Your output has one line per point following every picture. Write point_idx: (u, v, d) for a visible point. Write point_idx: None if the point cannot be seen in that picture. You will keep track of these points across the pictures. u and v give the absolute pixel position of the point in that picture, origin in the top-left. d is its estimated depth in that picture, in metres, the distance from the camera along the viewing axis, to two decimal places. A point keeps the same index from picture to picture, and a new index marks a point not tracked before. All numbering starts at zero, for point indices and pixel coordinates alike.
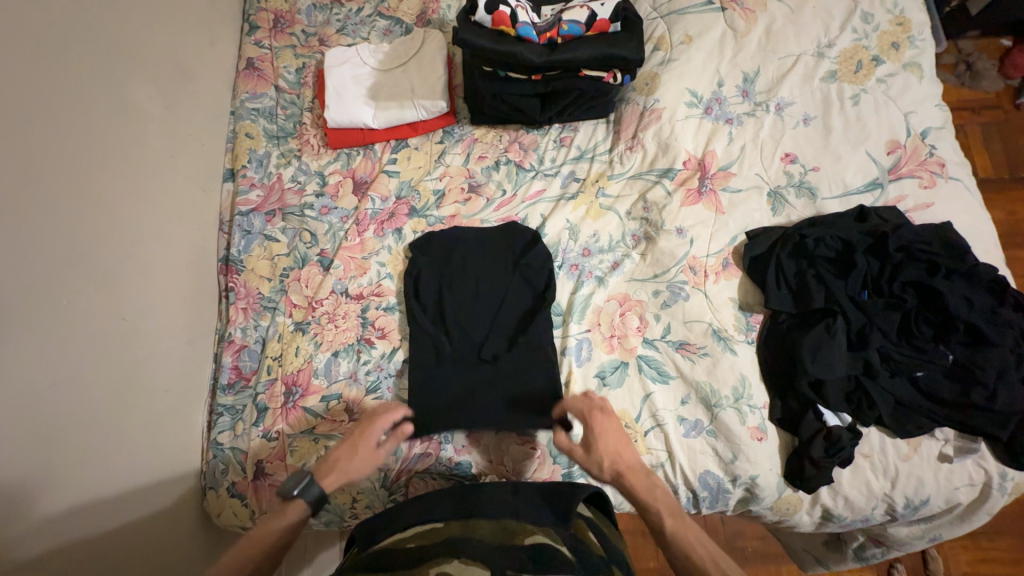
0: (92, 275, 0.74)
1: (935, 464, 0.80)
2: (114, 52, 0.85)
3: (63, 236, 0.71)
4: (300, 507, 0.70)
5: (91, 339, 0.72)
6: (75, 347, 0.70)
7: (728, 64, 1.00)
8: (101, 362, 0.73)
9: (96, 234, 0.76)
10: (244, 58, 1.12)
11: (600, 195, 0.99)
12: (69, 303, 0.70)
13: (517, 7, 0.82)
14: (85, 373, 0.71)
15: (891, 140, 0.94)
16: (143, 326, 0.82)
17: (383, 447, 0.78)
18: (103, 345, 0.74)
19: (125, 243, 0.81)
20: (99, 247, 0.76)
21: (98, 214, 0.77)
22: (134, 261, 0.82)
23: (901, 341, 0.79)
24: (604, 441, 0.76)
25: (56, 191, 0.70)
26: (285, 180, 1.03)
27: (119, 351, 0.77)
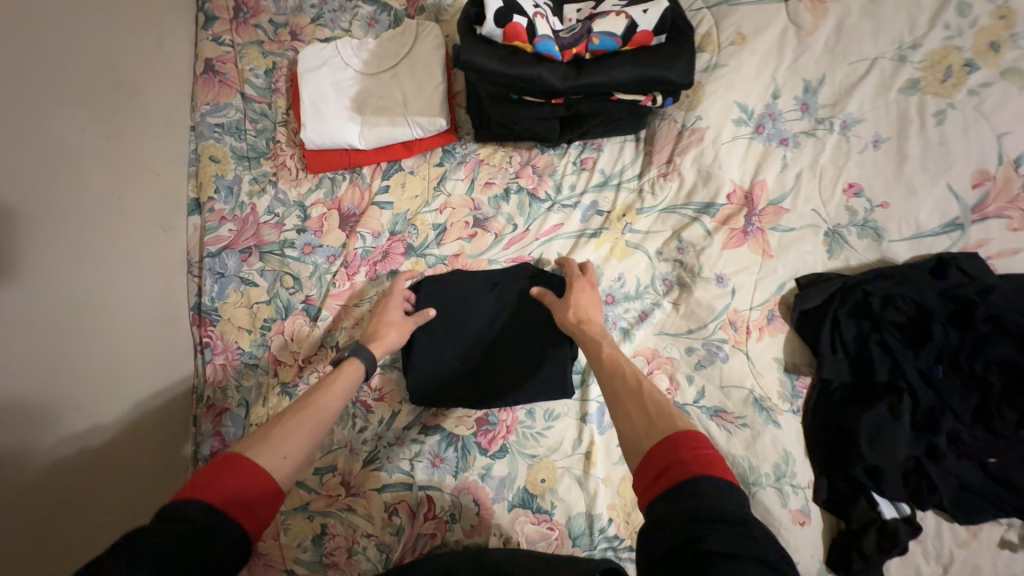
0: (41, 363, 0.64)
1: (995, 551, 0.73)
2: (31, 75, 0.68)
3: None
4: (357, 368, 0.72)
5: (33, 441, 0.63)
6: (13, 458, 0.60)
7: (786, 71, 0.82)
8: (47, 465, 0.64)
9: (30, 315, 0.64)
10: (202, 58, 0.94)
11: (627, 231, 0.85)
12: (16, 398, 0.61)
13: (536, 16, 0.65)
14: (27, 481, 0.61)
15: (980, 170, 0.78)
16: (99, 409, 0.72)
17: (415, 318, 0.82)
18: (49, 446, 0.64)
19: (71, 317, 0.69)
20: (39, 327, 0.65)
21: (27, 289, 0.64)
22: (83, 335, 0.70)
23: (974, 424, 0.70)
24: (581, 287, 0.79)
25: None
26: (260, 213, 0.88)
27: (71, 447, 0.67)
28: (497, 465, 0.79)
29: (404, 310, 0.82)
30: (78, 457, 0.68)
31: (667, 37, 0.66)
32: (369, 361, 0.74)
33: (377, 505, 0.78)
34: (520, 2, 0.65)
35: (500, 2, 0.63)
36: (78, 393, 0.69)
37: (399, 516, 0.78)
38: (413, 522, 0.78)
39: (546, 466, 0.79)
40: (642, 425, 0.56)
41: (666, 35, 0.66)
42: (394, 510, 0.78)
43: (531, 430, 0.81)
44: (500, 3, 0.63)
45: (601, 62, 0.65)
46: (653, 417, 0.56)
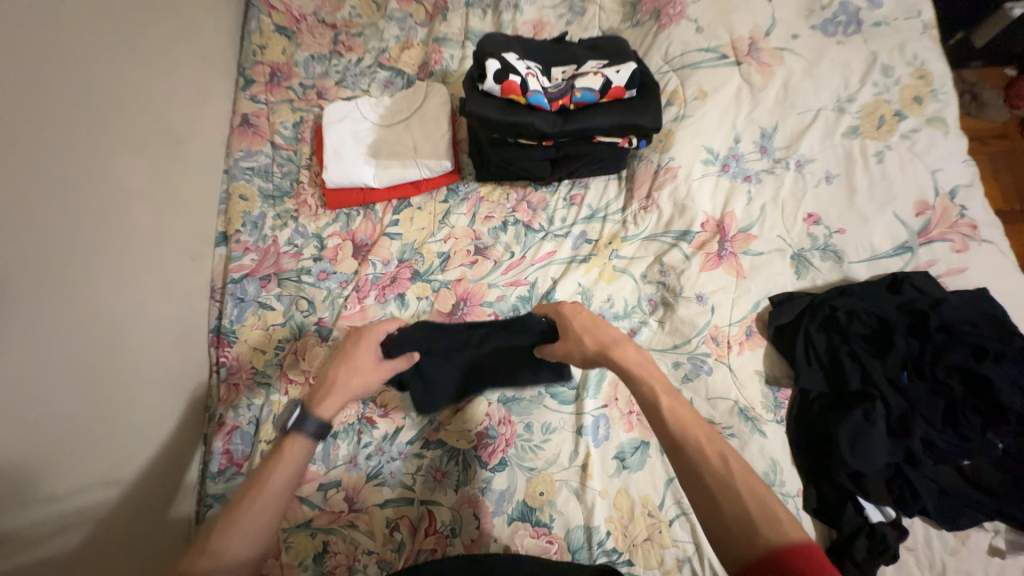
0: (79, 368, 0.70)
1: (985, 560, 0.73)
2: (99, 125, 0.78)
3: (30, 339, 0.63)
4: (302, 445, 0.68)
5: (54, 448, 0.65)
6: (39, 452, 0.63)
7: (745, 120, 0.96)
8: (58, 475, 0.65)
9: (72, 324, 0.70)
10: (239, 113, 1.07)
11: (614, 257, 0.94)
12: (55, 400, 0.66)
13: (528, 75, 0.77)
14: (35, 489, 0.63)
15: (919, 200, 0.89)
16: (115, 424, 0.74)
17: (387, 364, 0.80)
18: (62, 459, 0.66)
19: (99, 333, 0.74)
20: (85, 334, 0.71)
21: (82, 300, 0.72)
22: (108, 350, 0.75)
23: (947, 429, 0.73)
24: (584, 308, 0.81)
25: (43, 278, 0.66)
26: (281, 244, 0.97)
27: (78, 463, 0.68)
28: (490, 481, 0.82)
29: (377, 354, 0.80)
30: (104, 458, 0.72)
31: (638, 91, 0.79)
32: (317, 427, 0.70)
33: (379, 520, 0.80)
34: (514, 64, 0.77)
35: (498, 64, 0.76)
36: (101, 405, 0.72)
37: (400, 532, 0.80)
38: (414, 538, 0.79)
39: (542, 480, 0.82)
40: (733, 521, 0.54)
41: (637, 88, 0.79)
42: (395, 525, 0.80)
43: (529, 443, 0.84)
44: (498, 65, 0.75)
45: (585, 111, 0.78)
46: (750, 522, 0.53)
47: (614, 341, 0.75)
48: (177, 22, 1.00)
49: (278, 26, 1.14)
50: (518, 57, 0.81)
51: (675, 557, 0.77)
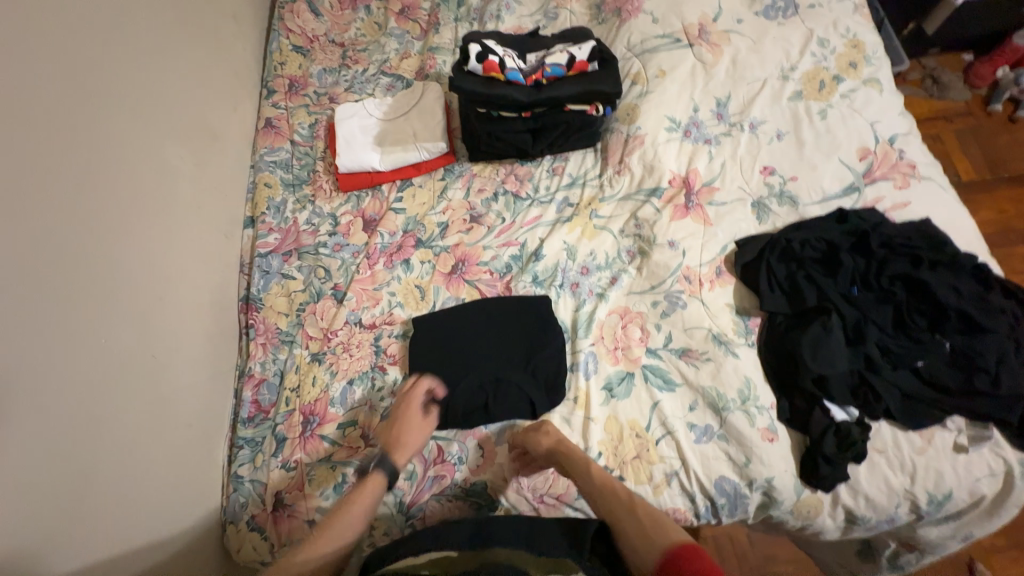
0: (130, 310, 0.82)
1: (951, 455, 0.80)
2: (152, 118, 0.95)
3: (99, 282, 0.77)
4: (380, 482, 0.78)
5: (114, 374, 0.77)
6: (103, 374, 0.75)
7: (701, 92, 1.09)
8: (126, 396, 0.78)
9: (126, 274, 0.82)
10: (263, 118, 1.24)
11: (593, 217, 1.05)
12: (111, 335, 0.77)
13: (504, 56, 1.01)
14: (111, 403, 0.75)
15: (862, 147, 1.01)
16: (166, 365, 0.87)
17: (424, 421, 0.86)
18: (128, 385, 0.79)
19: (153, 287, 0.88)
20: (134, 283, 0.84)
21: (132, 255, 0.85)
22: (158, 303, 0.88)
23: (898, 334, 0.83)
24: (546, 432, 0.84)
25: (105, 233, 0.79)
26: (301, 223, 1.11)
27: (134, 394, 0.79)
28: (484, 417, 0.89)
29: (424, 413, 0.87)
30: (154, 391, 0.84)
31: (598, 64, 1.03)
32: (391, 470, 0.80)
33: None
34: (493, 48, 1.01)
35: (478, 48, 1.00)
36: (153, 346, 0.85)
37: (411, 463, 0.88)
38: (426, 466, 0.87)
39: (543, 411, 0.89)
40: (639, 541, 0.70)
41: (598, 62, 1.03)
42: None
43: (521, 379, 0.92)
44: (478, 49, 1.00)
45: (554, 83, 1.01)
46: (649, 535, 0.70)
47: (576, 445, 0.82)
48: (214, 41, 1.18)
49: (295, 45, 1.33)
50: (497, 44, 1.04)
51: (663, 472, 0.84)
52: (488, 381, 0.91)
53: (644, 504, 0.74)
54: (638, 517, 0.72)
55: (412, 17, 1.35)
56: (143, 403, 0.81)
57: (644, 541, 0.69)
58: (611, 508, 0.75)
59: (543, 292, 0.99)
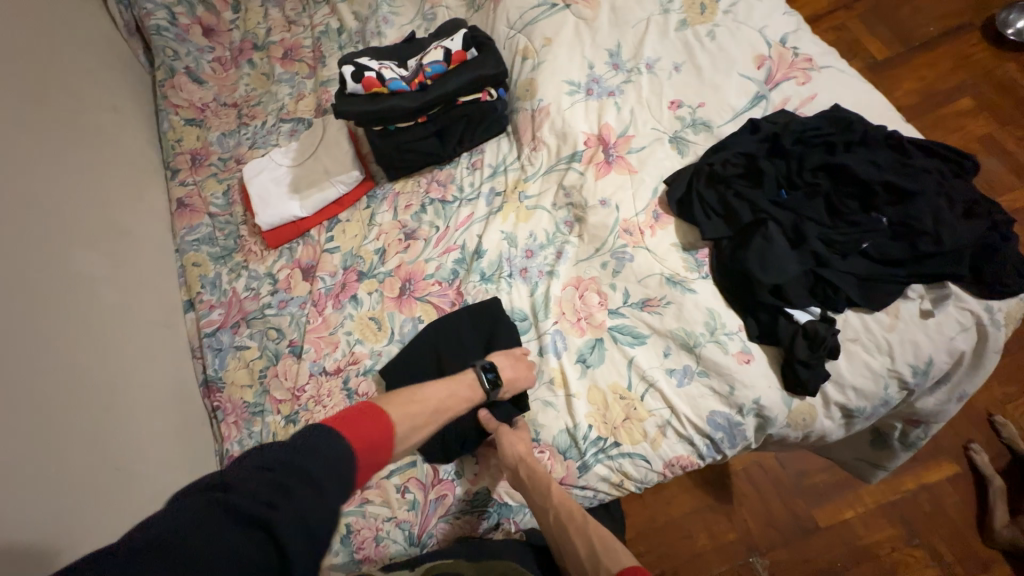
0: (79, 429, 0.80)
1: (921, 323, 0.80)
2: (50, 231, 0.92)
3: (36, 408, 0.75)
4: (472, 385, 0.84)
5: (77, 496, 0.75)
6: (64, 500, 0.73)
7: (591, 48, 1.09)
8: (92, 516, 0.76)
9: (64, 394, 0.80)
10: (175, 199, 1.21)
11: (523, 199, 1.04)
12: (65, 459, 0.76)
13: (381, 69, 1.02)
14: (77, 526, 0.73)
15: (757, 56, 1.02)
16: (134, 471, 0.85)
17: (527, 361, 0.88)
18: (93, 503, 0.77)
19: (102, 396, 0.86)
20: (77, 401, 0.82)
21: (68, 372, 0.82)
22: (111, 411, 0.86)
23: (835, 222, 0.83)
24: (506, 437, 0.83)
25: (29, 359, 0.77)
26: (240, 291, 1.08)
27: (104, 510, 0.78)
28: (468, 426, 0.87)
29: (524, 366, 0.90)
30: (130, 501, 0.82)
31: (476, 48, 1.03)
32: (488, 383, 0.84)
33: (390, 490, 0.86)
34: (368, 65, 1.02)
35: (352, 68, 1.01)
36: (116, 457, 0.83)
37: (411, 492, 0.86)
38: (425, 492, 0.86)
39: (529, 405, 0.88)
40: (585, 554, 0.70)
41: (476, 48, 1.03)
42: (405, 488, 0.86)
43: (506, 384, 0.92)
44: (352, 68, 1.01)
45: (438, 79, 1.01)
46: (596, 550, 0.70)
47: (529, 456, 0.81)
48: (99, 138, 1.15)
49: (187, 119, 1.30)
50: (373, 60, 1.05)
51: (657, 425, 0.84)
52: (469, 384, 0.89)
53: (596, 524, 0.73)
54: (591, 535, 0.72)
55: (296, 58, 1.33)
56: (114, 518, 0.79)
57: (592, 561, 0.69)
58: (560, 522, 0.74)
59: (494, 286, 0.98)
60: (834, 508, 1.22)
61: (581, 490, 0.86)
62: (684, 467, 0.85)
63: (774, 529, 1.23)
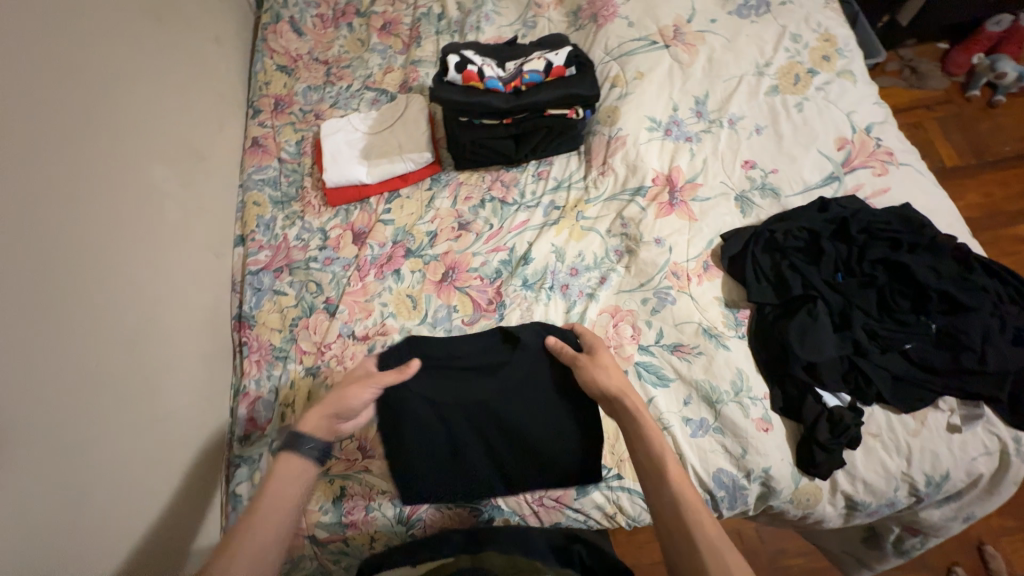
0: (125, 332, 0.83)
1: (946, 436, 0.80)
2: (142, 141, 0.97)
3: (81, 313, 0.75)
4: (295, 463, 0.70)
5: (115, 393, 0.78)
6: (104, 393, 0.76)
7: (679, 92, 1.11)
8: (105, 441, 0.74)
9: (121, 296, 0.84)
10: (250, 137, 1.26)
11: (580, 218, 1.06)
12: (111, 356, 0.79)
13: (483, 65, 1.06)
14: (92, 450, 0.72)
15: (839, 137, 1.03)
16: (146, 402, 0.84)
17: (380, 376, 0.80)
18: (126, 403, 0.80)
19: (130, 319, 0.85)
20: (128, 306, 0.85)
21: (128, 277, 0.87)
22: (136, 335, 0.85)
23: (884, 317, 0.84)
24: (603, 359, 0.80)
25: (100, 256, 0.81)
26: (291, 239, 1.12)
27: (131, 413, 0.80)
28: None
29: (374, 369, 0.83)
30: (154, 411, 0.85)
31: (575, 68, 1.07)
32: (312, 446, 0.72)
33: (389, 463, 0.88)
34: (471, 60, 1.06)
35: (456, 59, 1.06)
36: (148, 368, 0.86)
37: None
38: None
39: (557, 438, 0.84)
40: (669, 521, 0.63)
41: (576, 67, 1.07)
42: None
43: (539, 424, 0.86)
44: (457, 59, 1.05)
45: (533, 87, 1.05)
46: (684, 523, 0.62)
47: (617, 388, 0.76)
48: (198, 65, 1.20)
49: (279, 65, 1.36)
50: (476, 54, 1.09)
51: None
52: (447, 412, 0.84)
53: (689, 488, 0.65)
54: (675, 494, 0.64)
55: (394, 32, 1.38)
56: (138, 422, 0.81)
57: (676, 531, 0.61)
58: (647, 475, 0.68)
59: (533, 294, 1.00)
60: None
61: (574, 511, 0.86)
62: None
63: None
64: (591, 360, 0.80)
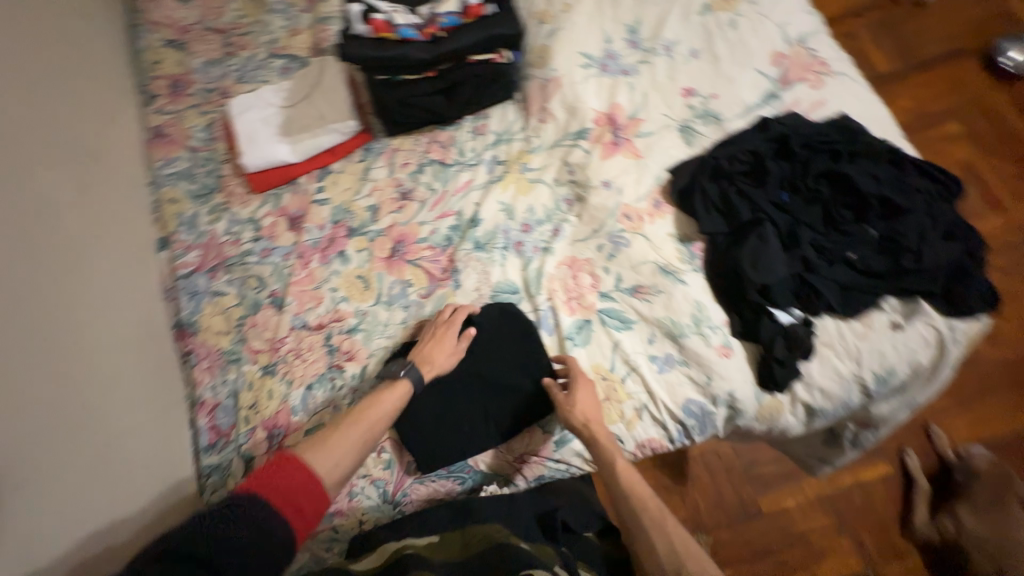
0: (40, 359, 0.75)
1: (890, 334, 0.85)
2: (14, 145, 0.84)
3: None
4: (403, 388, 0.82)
5: (39, 427, 0.71)
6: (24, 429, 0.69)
7: (610, 23, 1.05)
8: (40, 492, 0.68)
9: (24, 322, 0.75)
10: (150, 127, 1.12)
11: (525, 170, 1.01)
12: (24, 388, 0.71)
13: (391, 12, 0.96)
14: (42, 522, 0.68)
15: (774, 52, 1.01)
16: (109, 458, 0.80)
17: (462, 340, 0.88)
18: (56, 435, 0.73)
19: (76, 372, 0.80)
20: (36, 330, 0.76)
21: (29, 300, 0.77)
22: (83, 389, 0.80)
23: (828, 230, 0.86)
24: (581, 392, 0.82)
25: None
26: (220, 235, 1.03)
27: (66, 445, 0.74)
28: (454, 398, 0.88)
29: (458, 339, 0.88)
30: (98, 437, 0.79)
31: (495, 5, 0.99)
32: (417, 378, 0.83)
33: None
34: (378, 7, 0.97)
35: (360, 7, 0.96)
36: (79, 394, 0.79)
37: (388, 452, 0.87)
38: (402, 453, 0.87)
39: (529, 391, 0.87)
40: (667, 553, 0.69)
41: (496, 4, 0.98)
42: (383, 447, 0.87)
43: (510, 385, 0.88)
44: (361, 9, 0.96)
45: (451, 32, 0.96)
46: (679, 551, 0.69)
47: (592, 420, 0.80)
48: (67, 48, 1.04)
49: (167, 40, 1.19)
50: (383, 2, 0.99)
51: (633, 408, 0.87)
52: (438, 386, 0.88)
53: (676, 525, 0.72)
54: (671, 538, 0.70)
55: None
56: (76, 453, 0.75)
57: (672, 558, 0.68)
58: (635, 512, 0.73)
59: (487, 256, 0.97)
60: (778, 496, 1.32)
61: (555, 462, 0.88)
62: (654, 450, 0.88)
63: (721, 511, 1.32)
64: (569, 400, 0.82)
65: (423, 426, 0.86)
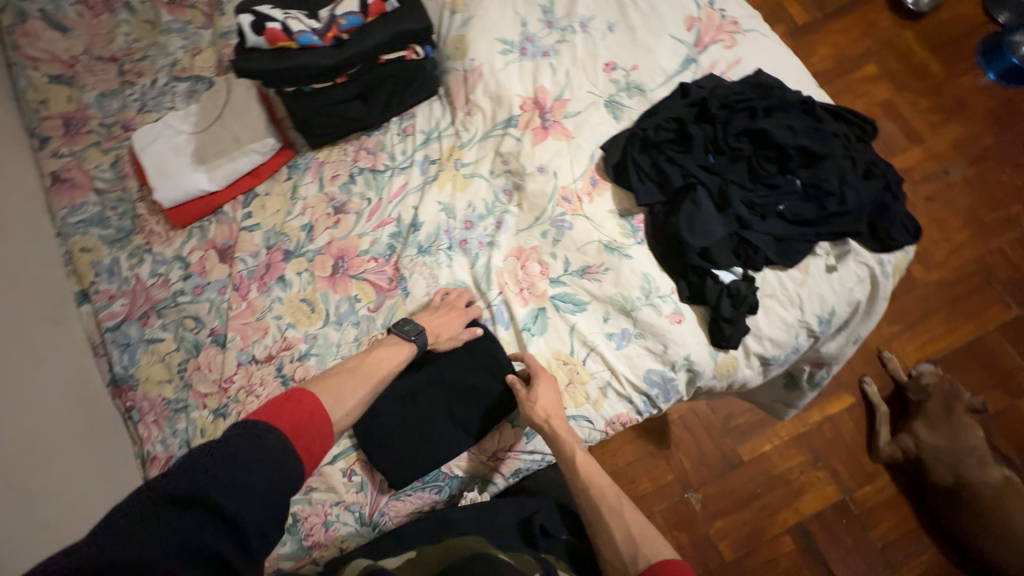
0: None
1: (827, 277, 0.89)
2: None
3: None
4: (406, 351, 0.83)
5: None
6: None
7: (523, 5, 1.02)
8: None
9: None
10: (48, 174, 1.03)
11: (459, 166, 0.99)
12: None
13: (286, 19, 0.90)
14: None
15: (687, 17, 1.02)
16: (55, 533, 0.72)
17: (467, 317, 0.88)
18: None
19: None
20: None
21: None
22: (7, 469, 0.72)
23: (756, 185, 0.89)
24: (543, 387, 0.82)
25: None
26: (145, 278, 0.97)
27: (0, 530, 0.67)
28: (418, 408, 0.87)
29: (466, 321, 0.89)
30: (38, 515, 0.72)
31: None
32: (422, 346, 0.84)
33: (335, 475, 0.84)
34: (271, 14, 0.91)
35: (251, 17, 0.89)
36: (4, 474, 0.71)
37: (359, 475, 0.85)
38: (374, 473, 0.85)
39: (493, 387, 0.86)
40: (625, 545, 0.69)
41: None
42: (352, 471, 0.85)
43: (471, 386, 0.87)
44: (252, 18, 0.89)
45: (355, 33, 0.92)
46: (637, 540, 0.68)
47: (553, 414, 0.81)
48: None
49: (52, 76, 1.10)
50: (277, 8, 0.93)
51: (598, 387, 0.87)
52: (401, 399, 0.87)
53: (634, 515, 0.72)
54: (627, 521, 0.70)
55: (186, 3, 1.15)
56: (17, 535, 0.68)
57: (630, 546, 0.68)
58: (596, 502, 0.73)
59: (432, 259, 0.95)
60: (755, 442, 1.38)
61: (529, 454, 0.88)
62: (624, 424, 0.90)
63: (705, 467, 1.36)
64: (530, 395, 0.82)
65: (391, 442, 0.84)
